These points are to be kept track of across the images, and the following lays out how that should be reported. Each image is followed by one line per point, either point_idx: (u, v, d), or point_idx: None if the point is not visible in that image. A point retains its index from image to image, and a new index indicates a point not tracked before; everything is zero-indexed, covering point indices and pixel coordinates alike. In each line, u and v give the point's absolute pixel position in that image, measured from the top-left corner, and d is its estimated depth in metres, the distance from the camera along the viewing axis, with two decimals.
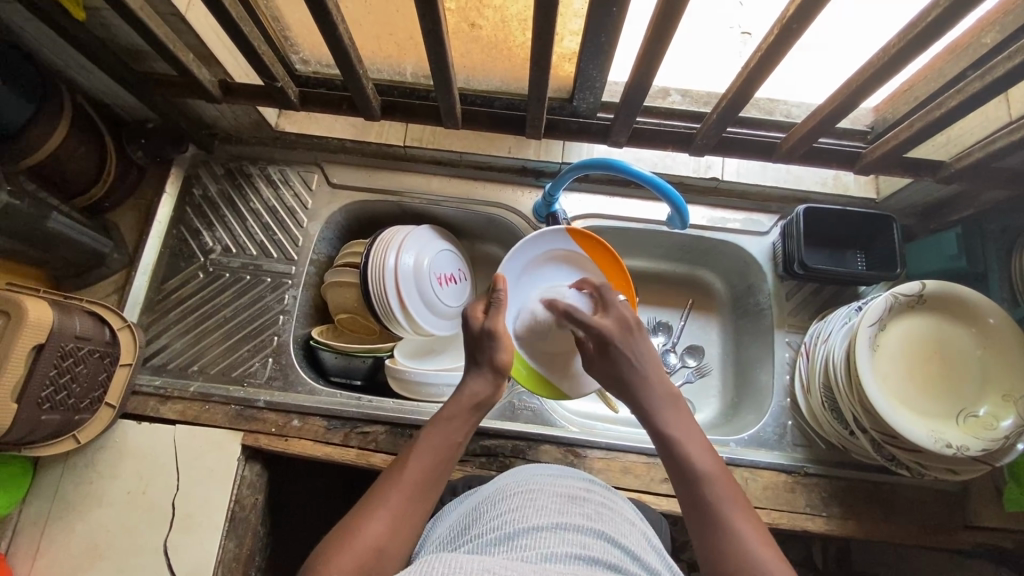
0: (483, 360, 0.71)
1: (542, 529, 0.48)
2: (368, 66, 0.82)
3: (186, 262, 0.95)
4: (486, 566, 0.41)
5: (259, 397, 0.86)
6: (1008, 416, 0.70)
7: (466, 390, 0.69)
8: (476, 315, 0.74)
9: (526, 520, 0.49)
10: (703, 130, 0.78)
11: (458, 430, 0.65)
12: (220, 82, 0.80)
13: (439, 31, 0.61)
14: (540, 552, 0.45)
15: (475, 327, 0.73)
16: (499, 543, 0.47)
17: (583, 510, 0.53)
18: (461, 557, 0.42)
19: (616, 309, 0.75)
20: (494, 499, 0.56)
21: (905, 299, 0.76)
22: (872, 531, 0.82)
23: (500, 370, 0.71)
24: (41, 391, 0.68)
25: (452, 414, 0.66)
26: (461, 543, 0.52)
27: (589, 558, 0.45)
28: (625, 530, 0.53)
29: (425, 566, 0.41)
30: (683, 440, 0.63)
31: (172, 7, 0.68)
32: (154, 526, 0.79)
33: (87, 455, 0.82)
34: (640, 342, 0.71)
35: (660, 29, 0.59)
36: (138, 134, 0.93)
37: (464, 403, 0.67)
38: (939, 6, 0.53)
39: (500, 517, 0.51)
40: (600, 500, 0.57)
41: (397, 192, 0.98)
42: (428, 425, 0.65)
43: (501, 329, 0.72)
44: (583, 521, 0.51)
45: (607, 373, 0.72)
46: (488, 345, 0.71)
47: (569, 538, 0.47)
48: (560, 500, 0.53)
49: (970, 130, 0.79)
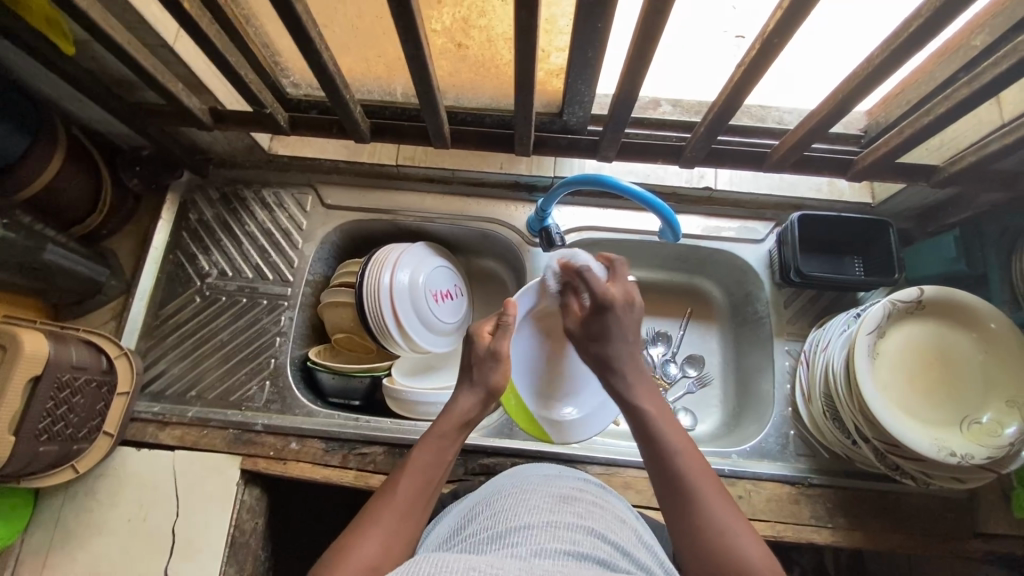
0: (479, 381, 0.70)
1: (533, 527, 0.47)
2: (358, 88, 0.82)
3: (183, 286, 0.96)
4: (473, 566, 0.40)
5: (257, 421, 0.86)
6: (1012, 423, 0.69)
7: (457, 407, 0.68)
8: (483, 335, 0.73)
9: (519, 519, 0.48)
10: (693, 141, 0.78)
11: (450, 448, 0.65)
12: (210, 109, 0.81)
13: (422, 54, 0.61)
14: (530, 549, 0.44)
15: (479, 348, 0.72)
16: (491, 542, 0.47)
17: (576, 508, 0.52)
18: (449, 558, 0.41)
19: (623, 282, 0.76)
20: (489, 500, 0.55)
21: (903, 305, 0.75)
22: (879, 541, 0.81)
23: (493, 393, 0.70)
24: (38, 422, 0.68)
25: (441, 431, 0.66)
26: (455, 541, 0.51)
27: (578, 553, 0.44)
28: (616, 527, 0.52)
29: (412, 569, 0.40)
30: (656, 420, 0.64)
31: (160, 39, 0.69)
32: (154, 553, 0.79)
33: (87, 484, 0.82)
34: (634, 316, 0.74)
35: (643, 44, 0.59)
36: (133, 162, 0.95)
37: (454, 421, 0.66)
38: (922, 14, 0.53)
39: (493, 517, 0.50)
40: (593, 499, 0.55)
41: (391, 210, 0.98)
42: (419, 443, 0.64)
43: (506, 354, 0.71)
44: (575, 519, 0.49)
45: (595, 337, 0.73)
46: (489, 367, 0.71)
47: (559, 535, 0.46)
48: (552, 499, 0.53)
49: (964, 132, 0.78)
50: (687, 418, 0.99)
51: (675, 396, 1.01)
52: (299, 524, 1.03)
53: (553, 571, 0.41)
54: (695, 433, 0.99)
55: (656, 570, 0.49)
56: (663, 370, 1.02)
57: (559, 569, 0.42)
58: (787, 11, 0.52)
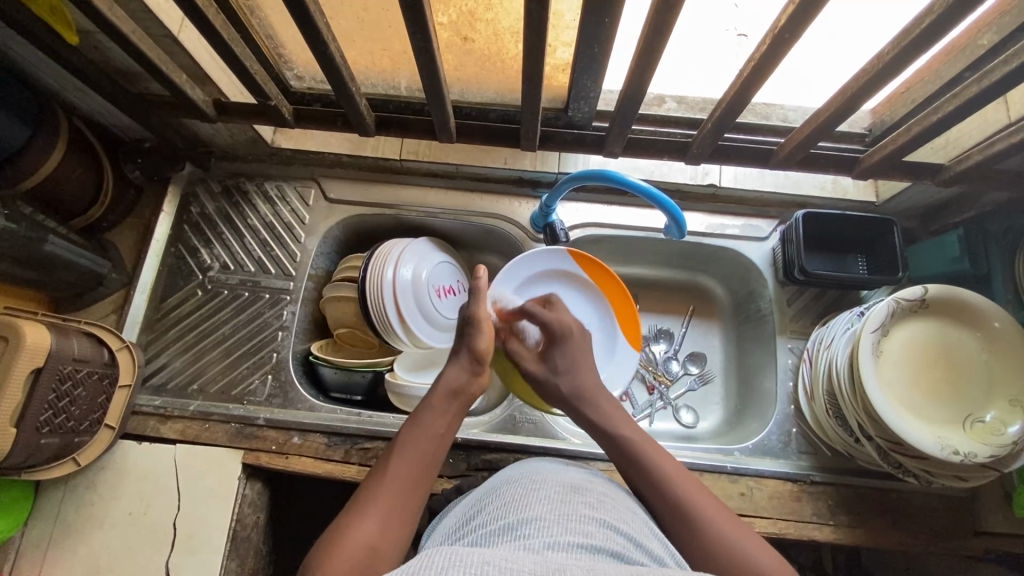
0: (462, 348, 0.71)
1: (544, 520, 0.47)
2: (362, 81, 0.82)
3: (184, 279, 0.95)
4: (486, 561, 0.40)
5: (259, 415, 0.86)
6: (1016, 422, 0.69)
7: (444, 381, 0.67)
8: (460, 305, 0.77)
9: (530, 511, 0.48)
10: (700, 137, 0.78)
11: (441, 419, 0.63)
12: (214, 101, 0.81)
13: (431, 47, 0.61)
14: (542, 543, 0.44)
15: (460, 316, 0.75)
16: (503, 534, 0.47)
17: (587, 499, 0.51)
18: (461, 552, 0.41)
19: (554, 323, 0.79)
20: (498, 491, 0.55)
21: (907, 304, 0.75)
22: (880, 538, 0.81)
23: (478, 356, 0.70)
24: (40, 414, 0.68)
25: (432, 404, 0.65)
26: (466, 533, 0.51)
27: (592, 546, 0.44)
28: (628, 518, 0.52)
29: (424, 562, 0.40)
30: (638, 444, 0.62)
31: (164, 29, 0.68)
32: (155, 547, 0.79)
33: (88, 478, 0.82)
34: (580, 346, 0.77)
35: (652, 40, 0.58)
36: (135, 154, 0.93)
37: (442, 394, 0.66)
38: (933, 11, 0.53)
39: (503, 508, 0.50)
40: (604, 489, 0.55)
41: (394, 205, 0.98)
42: (409, 420, 0.63)
43: (483, 316, 0.73)
44: (586, 511, 0.49)
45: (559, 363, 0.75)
46: (469, 333, 0.72)
47: (571, 528, 0.46)
48: (562, 490, 0.52)
49: (969, 131, 0.79)
50: (688, 416, 0.99)
51: (676, 393, 1.01)
52: (299, 518, 1.03)
53: (566, 564, 0.41)
54: (696, 430, 0.99)
55: (668, 561, 0.50)
56: (665, 367, 1.03)
57: (573, 562, 0.41)
58: (799, 6, 0.52)
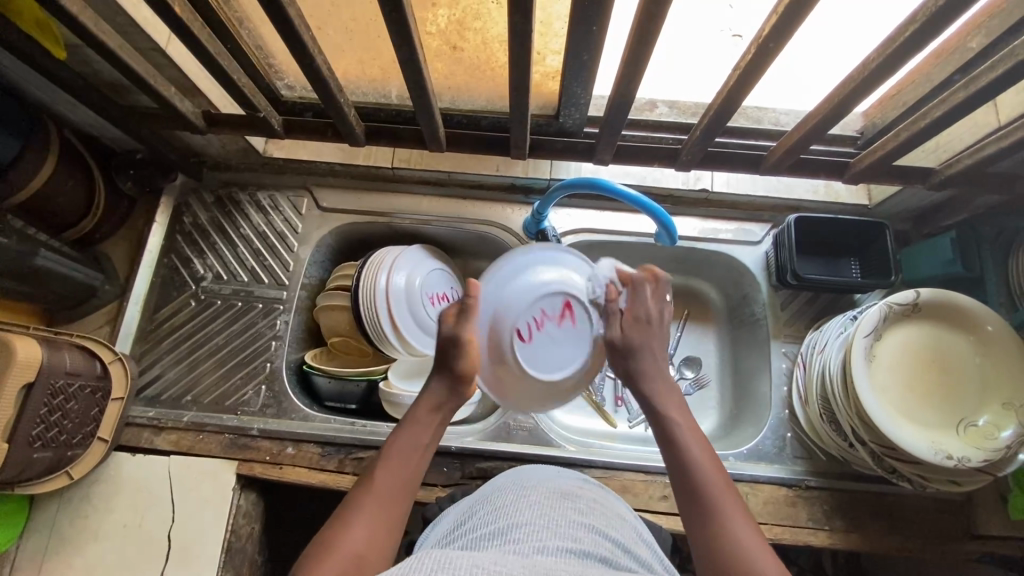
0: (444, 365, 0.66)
1: (533, 525, 0.47)
2: (352, 90, 0.82)
3: (177, 290, 0.95)
4: (475, 564, 0.39)
5: (253, 425, 0.86)
6: (1009, 426, 0.68)
7: (427, 394, 0.66)
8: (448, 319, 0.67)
9: (519, 517, 0.48)
10: (689, 144, 0.78)
11: (425, 432, 0.63)
12: (204, 113, 0.81)
13: (417, 58, 0.61)
14: (531, 547, 0.44)
15: (445, 331, 0.67)
16: (492, 538, 0.46)
17: (576, 505, 0.51)
18: (450, 555, 0.41)
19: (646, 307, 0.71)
20: (488, 498, 0.55)
21: (900, 308, 0.74)
22: (875, 543, 0.81)
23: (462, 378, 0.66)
24: (31, 429, 0.68)
25: (416, 418, 0.64)
26: (455, 536, 0.51)
27: (580, 551, 0.44)
28: (617, 524, 0.52)
29: (414, 564, 0.40)
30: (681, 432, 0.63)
31: (152, 42, 0.68)
32: (150, 558, 0.79)
33: (82, 490, 0.81)
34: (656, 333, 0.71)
35: (639, 48, 0.58)
36: (127, 165, 0.93)
37: (427, 407, 0.65)
38: (917, 18, 0.53)
39: (493, 514, 0.50)
40: (593, 496, 0.55)
41: (388, 214, 0.98)
42: (394, 433, 0.63)
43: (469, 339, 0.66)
44: (575, 517, 0.49)
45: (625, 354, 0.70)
46: (451, 354, 0.66)
47: (560, 532, 0.46)
48: (552, 496, 0.52)
49: (960, 135, 0.79)
50: None
51: None
52: (295, 527, 1.03)
53: (555, 569, 0.41)
54: None
55: (657, 568, 0.50)
56: None
57: (562, 566, 0.41)
58: (782, 16, 0.52)
